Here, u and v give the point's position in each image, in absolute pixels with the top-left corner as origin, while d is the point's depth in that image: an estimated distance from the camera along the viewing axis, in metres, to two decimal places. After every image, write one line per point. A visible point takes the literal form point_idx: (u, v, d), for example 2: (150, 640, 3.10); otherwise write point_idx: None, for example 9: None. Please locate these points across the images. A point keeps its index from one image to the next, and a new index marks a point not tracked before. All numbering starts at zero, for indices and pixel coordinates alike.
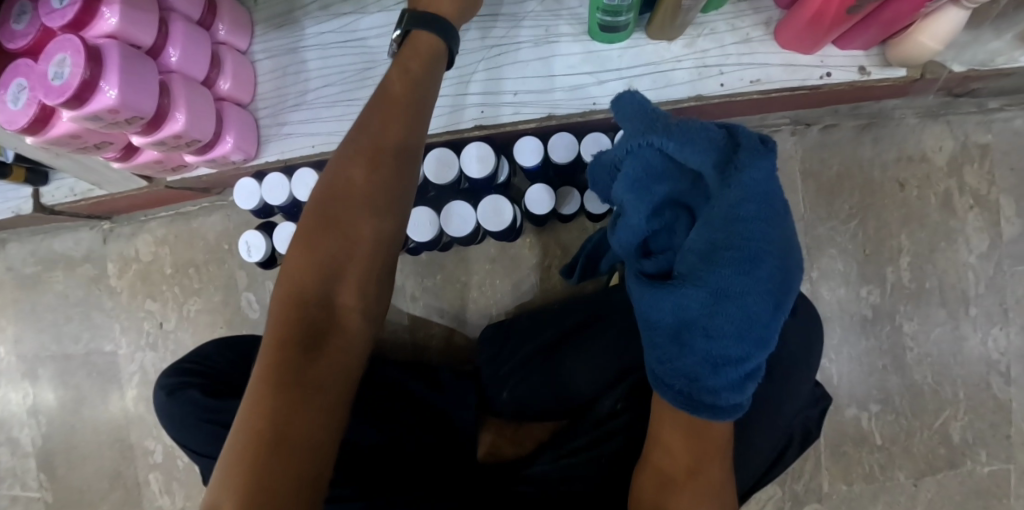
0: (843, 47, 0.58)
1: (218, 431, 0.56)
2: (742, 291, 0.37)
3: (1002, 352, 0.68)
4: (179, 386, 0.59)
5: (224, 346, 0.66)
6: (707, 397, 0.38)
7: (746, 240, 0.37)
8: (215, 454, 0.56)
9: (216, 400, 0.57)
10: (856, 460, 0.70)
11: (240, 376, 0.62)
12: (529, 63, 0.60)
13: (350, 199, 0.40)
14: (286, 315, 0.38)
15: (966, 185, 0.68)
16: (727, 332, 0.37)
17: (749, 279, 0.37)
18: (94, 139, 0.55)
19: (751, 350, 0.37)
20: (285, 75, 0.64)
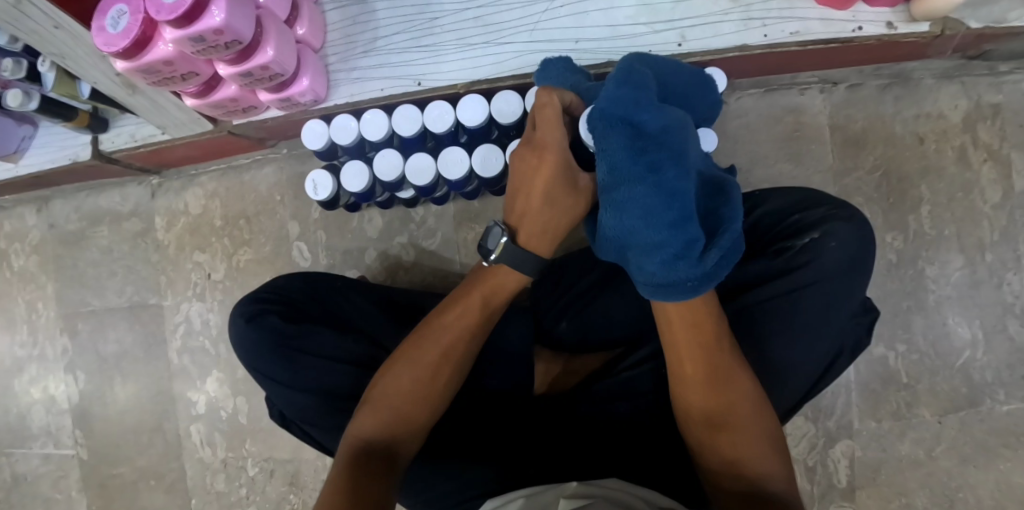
0: (873, 4, 0.63)
1: (295, 355, 0.60)
2: (638, 192, 0.38)
3: (1016, 296, 0.73)
4: (256, 312, 0.62)
5: (296, 279, 0.69)
6: (668, 285, 0.39)
7: (626, 148, 0.38)
8: (294, 375, 0.59)
9: (298, 327, 0.61)
10: (884, 397, 0.75)
11: (313, 307, 0.65)
12: (588, 14, 0.65)
13: (458, 311, 0.52)
14: (378, 410, 0.48)
15: (979, 140, 0.74)
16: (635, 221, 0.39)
17: (632, 185, 0.38)
18: (183, 68, 0.58)
19: (666, 235, 0.37)
20: (355, 24, 0.68)
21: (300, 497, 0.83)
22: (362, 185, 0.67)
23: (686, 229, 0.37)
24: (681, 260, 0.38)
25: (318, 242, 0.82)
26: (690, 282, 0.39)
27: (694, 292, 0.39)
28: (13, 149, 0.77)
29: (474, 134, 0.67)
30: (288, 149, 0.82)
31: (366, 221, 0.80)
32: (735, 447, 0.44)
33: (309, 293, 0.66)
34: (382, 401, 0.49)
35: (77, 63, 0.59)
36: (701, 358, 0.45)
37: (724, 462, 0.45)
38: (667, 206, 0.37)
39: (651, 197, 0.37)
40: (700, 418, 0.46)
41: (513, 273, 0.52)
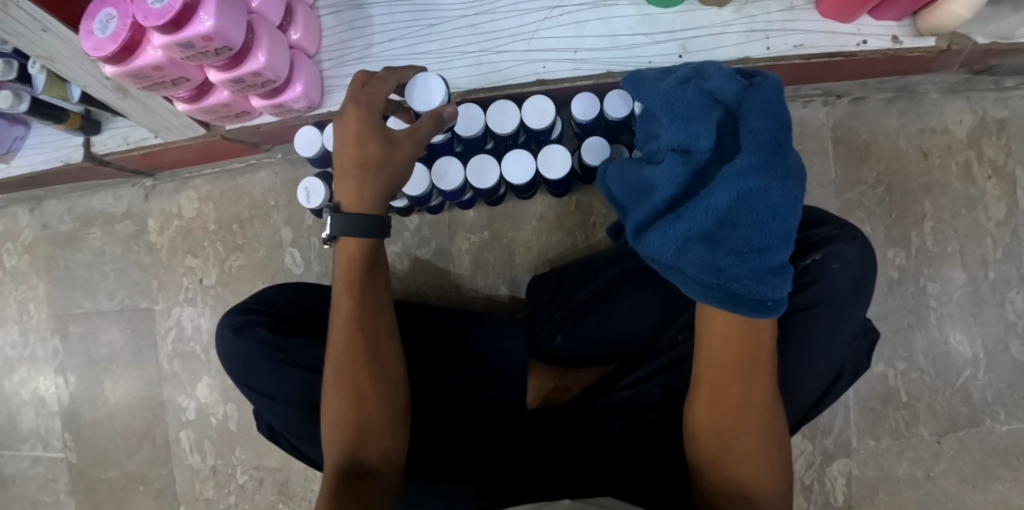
0: (878, 18, 0.62)
1: (282, 368, 0.59)
2: (769, 189, 0.38)
3: (1019, 314, 0.72)
4: (243, 324, 0.61)
5: (286, 290, 0.68)
6: (741, 298, 0.39)
7: (774, 141, 0.39)
8: (281, 390, 0.58)
9: (285, 339, 0.60)
10: (882, 415, 0.74)
11: (303, 319, 0.64)
12: (588, 23, 0.64)
13: (339, 307, 0.50)
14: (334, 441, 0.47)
15: (984, 156, 0.73)
16: (750, 229, 0.39)
17: (766, 190, 0.38)
18: (173, 73, 0.57)
19: (770, 241, 0.39)
20: (351, 29, 0.67)
21: (289, 506, 0.82)
22: None
23: (785, 248, 0.40)
24: (770, 276, 0.39)
25: (312, 248, 0.80)
26: (768, 301, 0.40)
27: (769, 313, 0.39)
28: (5, 150, 0.76)
29: (468, 143, 0.65)
30: (283, 154, 0.81)
31: None
32: (743, 460, 0.44)
33: (299, 306, 0.65)
34: (336, 429, 0.47)
35: (66, 66, 0.58)
36: (728, 385, 0.44)
37: (734, 485, 0.44)
38: (780, 214, 0.39)
39: (778, 204, 0.39)
40: (711, 438, 0.45)
41: (352, 238, 0.50)
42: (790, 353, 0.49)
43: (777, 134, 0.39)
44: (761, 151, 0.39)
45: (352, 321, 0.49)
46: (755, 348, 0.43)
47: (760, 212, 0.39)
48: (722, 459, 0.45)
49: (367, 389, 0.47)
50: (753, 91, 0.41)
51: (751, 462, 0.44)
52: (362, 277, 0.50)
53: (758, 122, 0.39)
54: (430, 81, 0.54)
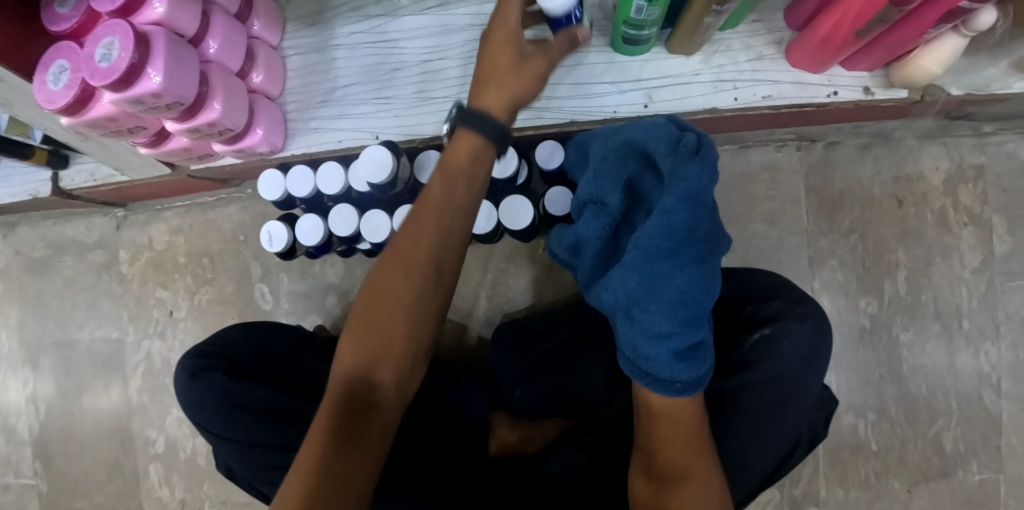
0: (849, 68, 0.61)
1: (236, 413, 0.59)
2: (690, 285, 0.42)
3: (992, 365, 0.71)
4: (200, 367, 0.62)
5: (246, 332, 0.67)
6: (659, 380, 0.43)
7: (683, 223, 0.41)
8: (234, 436, 0.59)
9: (240, 384, 0.60)
10: (852, 466, 0.72)
11: (260, 362, 0.65)
12: (554, 71, 0.63)
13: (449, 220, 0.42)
14: (376, 334, 0.39)
15: (960, 204, 0.71)
16: (661, 312, 0.42)
17: (677, 266, 0.42)
18: (129, 123, 0.56)
19: (680, 325, 0.42)
20: (314, 72, 0.66)
21: None
22: (319, 240, 0.66)
23: (702, 330, 0.43)
24: (680, 360, 0.43)
25: (281, 285, 0.80)
26: (681, 383, 0.43)
27: (683, 392, 0.43)
28: None
29: None
30: (253, 190, 0.80)
31: (329, 266, 0.78)
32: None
33: (257, 350, 0.65)
34: (404, 319, 0.39)
35: (23, 111, 0.57)
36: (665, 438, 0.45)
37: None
38: (696, 299, 0.42)
39: (694, 290, 0.42)
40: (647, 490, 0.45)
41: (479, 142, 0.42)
42: (735, 431, 0.48)
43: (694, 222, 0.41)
44: (668, 231, 0.41)
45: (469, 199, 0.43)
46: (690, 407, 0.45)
47: (667, 293, 0.42)
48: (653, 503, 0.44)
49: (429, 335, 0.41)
50: (680, 161, 0.41)
51: None
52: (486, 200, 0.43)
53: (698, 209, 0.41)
54: (380, 154, 0.58)
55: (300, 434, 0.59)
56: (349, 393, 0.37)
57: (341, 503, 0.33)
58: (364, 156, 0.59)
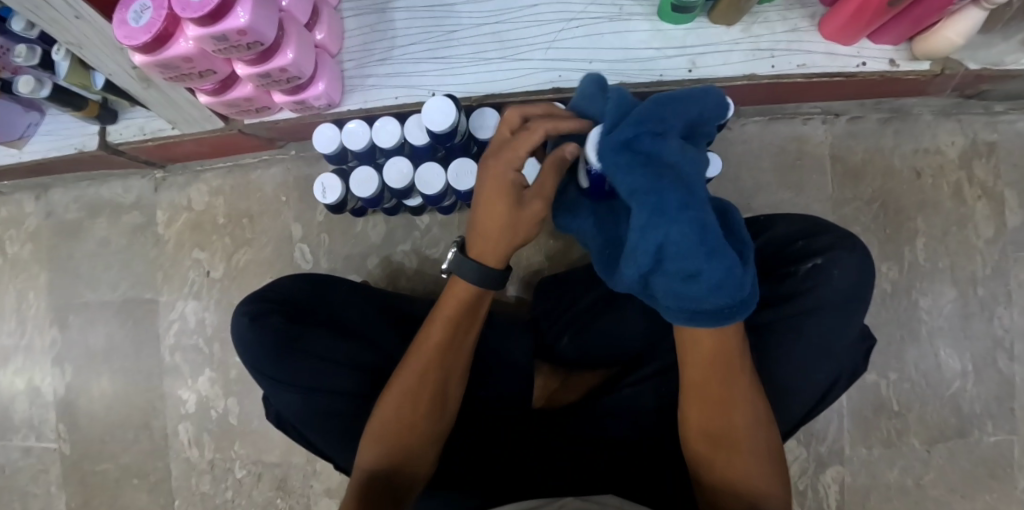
0: (877, 42, 0.65)
1: (293, 354, 0.60)
2: (678, 215, 0.39)
3: (1006, 329, 0.74)
4: (260, 312, 0.63)
5: (300, 282, 0.69)
6: (697, 314, 0.40)
7: (649, 180, 0.40)
8: (292, 379, 0.59)
9: (299, 328, 0.62)
10: (875, 424, 0.76)
11: (316, 308, 0.66)
12: (604, 36, 0.67)
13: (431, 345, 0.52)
14: (413, 380, 0.51)
15: (974, 177, 0.75)
16: (680, 252, 0.39)
17: (670, 209, 0.39)
18: (201, 65, 0.58)
19: (702, 258, 0.38)
20: (374, 32, 0.69)
21: (287, 502, 0.83)
22: (371, 191, 0.68)
23: (723, 258, 0.38)
24: (720, 287, 0.39)
25: (322, 245, 0.81)
26: (722, 310, 0.40)
27: (730, 318, 0.40)
28: (18, 136, 0.77)
29: (483, 146, 0.68)
30: (297, 151, 0.82)
31: (371, 226, 0.80)
32: (728, 429, 0.48)
33: (311, 298, 0.67)
34: (446, 327, 0.52)
35: (93, 54, 0.59)
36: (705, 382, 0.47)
37: (708, 441, 0.48)
38: (688, 228, 0.39)
39: (687, 220, 0.39)
40: (707, 399, 0.48)
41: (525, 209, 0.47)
42: (786, 359, 0.52)
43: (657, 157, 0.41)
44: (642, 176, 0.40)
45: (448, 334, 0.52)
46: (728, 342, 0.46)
47: (669, 233, 0.39)
48: (713, 446, 0.48)
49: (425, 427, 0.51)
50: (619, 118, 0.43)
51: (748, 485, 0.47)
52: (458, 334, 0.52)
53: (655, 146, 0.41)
54: (445, 105, 0.62)
55: (365, 380, 0.62)
56: (388, 448, 0.50)
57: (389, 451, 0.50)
58: (427, 108, 0.62)
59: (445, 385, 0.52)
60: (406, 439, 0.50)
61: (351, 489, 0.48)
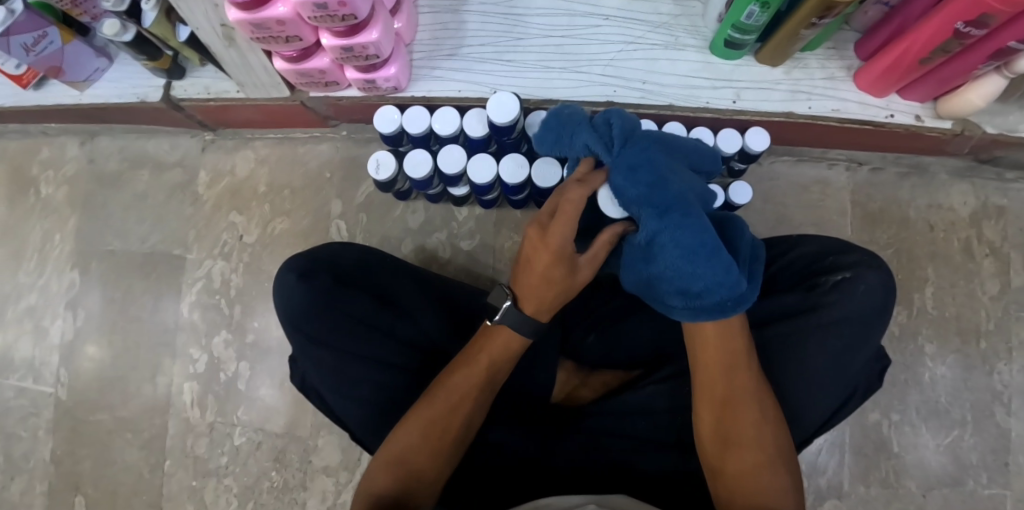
0: (906, 98, 0.71)
1: (333, 316, 0.63)
2: (670, 229, 0.47)
3: (1005, 385, 0.78)
4: (309, 270, 0.64)
5: (347, 247, 0.73)
6: (703, 307, 0.48)
7: (654, 188, 0.49)
8: (329, 341, 0.62)
9: (346, 290, 0.65)
10: (874, 462, 0.78)
11: (361, 275, 0.69)
12: (659, 61, 0.73)
13: (457, 373, 0.55)
14: (447, 398, 0.54)
15: (983, 236, 0.81)
16: (684, 259, 0.46)
17: (679, 223, 0.47)
18: (291, 30, 0.62)
19: (700, 262, 0.46)
20: (445, 29, 0.74)
21: (282, 475, 0.82)
22: (425, 173, 0.71)
23: (719, 256, 0.45)
24: (722, 283, 0.46)
25: (358, 224, 0.83)
26: (728, 302, 0.47)
27: (733, 310, 0.47)
28: (83, 78, 0.81)
29: (534, 146, 0.72)
30: (348, 132, 0.85)
31: (410, 212, 0.82)
32: (733, 428, 0.50)
33: (358, 263, 0.70)
34: (489, 359, 0.56)
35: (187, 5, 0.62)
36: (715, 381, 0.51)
37: (717, 443, 0.51)
38: (686, 232, 0.46)
39: (698, 228, 0.46)
40: (716, 396, 0.51)
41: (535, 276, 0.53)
42: (807, 366, 0.55)
43: (645, 195, 0.48)
44: (654, 192, 0.48)
45: (479, 366, 0.56)
46: (738, 344, 0.50)
47: (678, 242, 0.46)
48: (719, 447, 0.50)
49: (445, 448, 0.53)
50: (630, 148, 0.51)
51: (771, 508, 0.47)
52: (485, 369, 0.56)
53: (633, 193, 0.49)
54: (506, 102, 0.66)
55: (400, 353, 0.65)
56: (407, 467, 0.51)
57: (402, 470, 0.51)
58: (489, 104, 0.67)
59: (475, 410, 0.55)
60: (428, 452, 0.52)
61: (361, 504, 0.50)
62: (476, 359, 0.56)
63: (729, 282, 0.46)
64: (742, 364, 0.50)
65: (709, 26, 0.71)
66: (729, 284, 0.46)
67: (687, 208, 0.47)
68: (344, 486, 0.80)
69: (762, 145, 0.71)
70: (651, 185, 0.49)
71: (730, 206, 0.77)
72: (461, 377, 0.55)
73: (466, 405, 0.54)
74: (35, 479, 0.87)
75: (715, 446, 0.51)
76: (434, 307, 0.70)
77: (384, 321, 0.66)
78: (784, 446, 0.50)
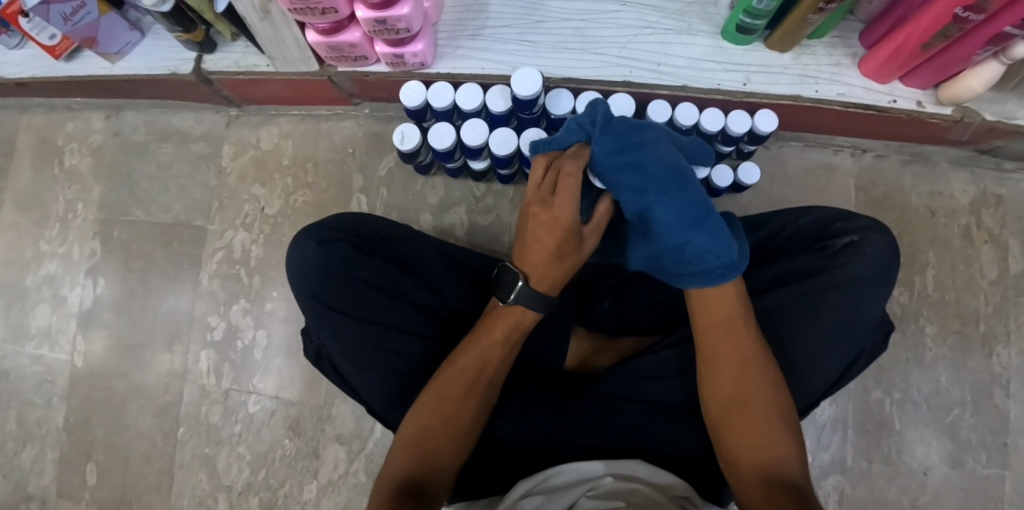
0: (907, 84, 0.75)
1: (354, 282, 0.64)
2: (654, 205, 0.51)
3: (1004, 366, 0.81)
4: (327, 237, 0.66)
5: (365, 217, 0.74)
6: (699, 274, 0.50)
7: (635, 168, 0.52)
8: (350, 309, 0.63)
9: (367, 257, 0.66)
10: (876, 439, 0.80)
11: (379, 245, 0.71)
12: (673, 45, 0.76)
13: (472, 354, 0.55)
14: (460, 382, 0.54)
15: (982, 223, 0.84)
16: (672, 230, 0.50)
17: (663, 198, 0.50)
18: (328, 3, 0.65)
19: (688, 231, 0.49)
20: (469, 11, 0.77)
21: (295, 443, 0.83)
22: (447, 144, 0.73)
23: (705, 225, 0.49)
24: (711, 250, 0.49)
25: (379, 197, 0.85)
26: (719, 269, 0.50)
27: (724, 276, 0.49)
28: (115, 51, 0.84)
29: (553, 123, 0.75)
30: (371, 110, 0.87)
31: (430, 187, 0.84)
32: (736, 390, 0.50)
33: (382, 235, 0.72)
34: (502, 337, 0.56)
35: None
36: (719, 345, 0.52)
37: (720, 404, 0.51)
38: (674, 209, 0.50)
39: (684, 202, 0.50)
40: (727, 362, 0.51)
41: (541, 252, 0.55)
42: (817, 324, 0.57)
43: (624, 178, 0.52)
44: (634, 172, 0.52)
45: (494, 345, 0.56)
46: (736, 308, 0.51)
47: (666, 213, 0.50)
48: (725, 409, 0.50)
49: (463, 430, 0.52)
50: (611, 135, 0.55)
51: (785, 464, 0.46)
52: (500, 348, 0.56)
53: (623, 182, 0.52)
54: (529, 78, 0.69)
55: (417, 322, 0.66)
56: (426, 450, 0.50)
57: (421, 451, 0.50)
58: (513, 82, 0.70)
59: (488, 391, 0.55)
60: (445, 437, 0.51)
61: (380, 489, 0.48)
62: (491, 339, 0.56)
63: (721, 249, 0.49)
64: (740, 330, 0.51)
65: (722, 12, 0.74)
66: (720, 251, 0.49)
67: (671, 183, 0.51)
68: (356, 455, 0.82)
69: (771, 126, 0.74)
70: (640, 171, 0.52)
71: (738, 187, 0.82)
72: (476, 357, 0.55)
73: (481, 385, 0.54)
74: (46, 445, 0.89)
75: (714, 402, 0.52)
76: (450, 277, 0.72)
77: (406, 291, 0.67)
78: (791, 412, 0.50)
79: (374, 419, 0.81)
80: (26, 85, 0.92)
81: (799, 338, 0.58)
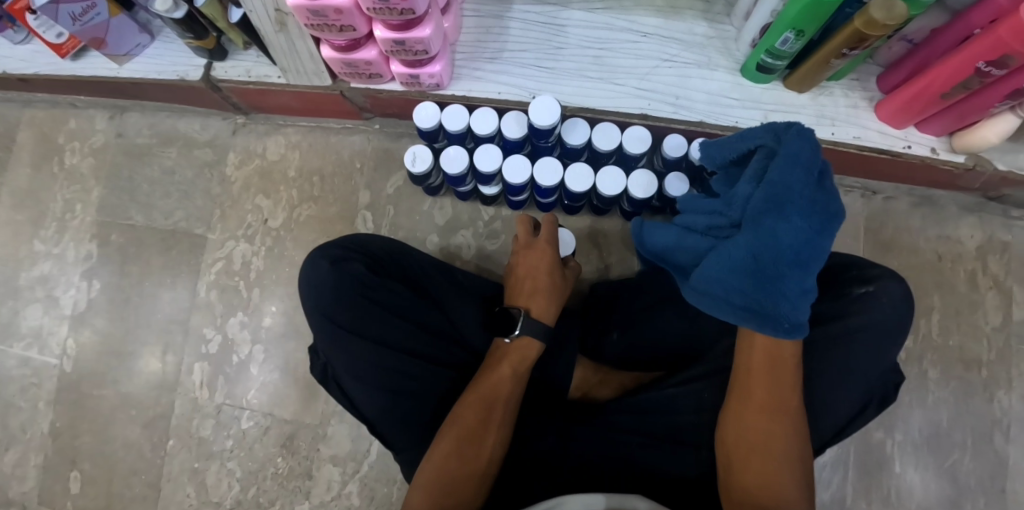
0: (923, 131, 0.75)
1: (365, 304, 0.63)
2: (785, 225, 0.41)
3: (1005, 413, 0.81)
4: (340, 257, 0.64)
5: (375, 237, 0.72)
6: (762, 316, 0.43)
7: (795, 179, 0.41)
8: (360, 332, 0.61)
9: (378, 280, 0.64)
10: (876, 482, 0.80)
11: (390, 264, 0.69)
12: (692, 79, 0.76)
13: (480, 389, 0.56)
14: (473, 415, 0.54)
15: (988, 269, 0.84)
16: (778, 263, 0.41)
17: (801, 228, 0.41)
18: (346, 20, 0.64)
19: (787, 270, 0.41)
20: (488, 33, 0.76)
21: (288, 462, 0.81)
22: (459, 169, 0.72)
23: (805, 279, 0.42)
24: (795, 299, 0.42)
25: (385, 215, 0.84)
26: (786, 323, 0.43)
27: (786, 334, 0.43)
28: (124, 52, 0.82)
29: (568, 151, 0.74)
30: (381, 126, 0.86)
31: (438, 208, 0.83)
32: (767, 435, 0.48)
33: (387, 252, 0.70)
34: (509, 370, 0.58)
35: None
36: (757, 385, 0.49)
37: (740, 442, 0.49)
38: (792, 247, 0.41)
39: (810, 244, 0.41)
40: (757, 405, 0.49)
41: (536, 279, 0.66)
42: (827, 373, 0.57)
43: (772, 181, 0.41)
44: (782, 179, 0.41)
45: (499, 378, 0.57)
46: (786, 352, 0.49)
47: (783, 244, 0.41)
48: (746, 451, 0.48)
49: (481, 464, 0.51)
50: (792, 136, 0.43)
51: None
52: (505, 378, 0.57)
53: (780, 175, 0.41)
54: (548, 106, 0.69)
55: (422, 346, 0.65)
56: (445, 492, 0.49)
57: (443, 491, 0.49)
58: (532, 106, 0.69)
59: (503, 423, 0.55)
60: (464, 476, 0.50)
61: None
62: (499, 372, 0.58)
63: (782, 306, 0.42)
64: (789, 378, 0.49)
65: (742, 49, 0.74)
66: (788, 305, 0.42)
67: (823, 218, 0.42)
68: (351, 477, 0.80)
69: None
70: (807, 184, 0.41)
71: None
72: (484, 388, 0.56)
73: (494, 417, 0.54)
74: (30, 450, 0.87)
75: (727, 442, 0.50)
76: (461, 299, 0.70)
77: (415, 311, 0.66)
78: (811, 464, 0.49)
79: (370, 441, 0.80)
80: (29, 81, 0.90)
81: (809, 386, 0.57)
